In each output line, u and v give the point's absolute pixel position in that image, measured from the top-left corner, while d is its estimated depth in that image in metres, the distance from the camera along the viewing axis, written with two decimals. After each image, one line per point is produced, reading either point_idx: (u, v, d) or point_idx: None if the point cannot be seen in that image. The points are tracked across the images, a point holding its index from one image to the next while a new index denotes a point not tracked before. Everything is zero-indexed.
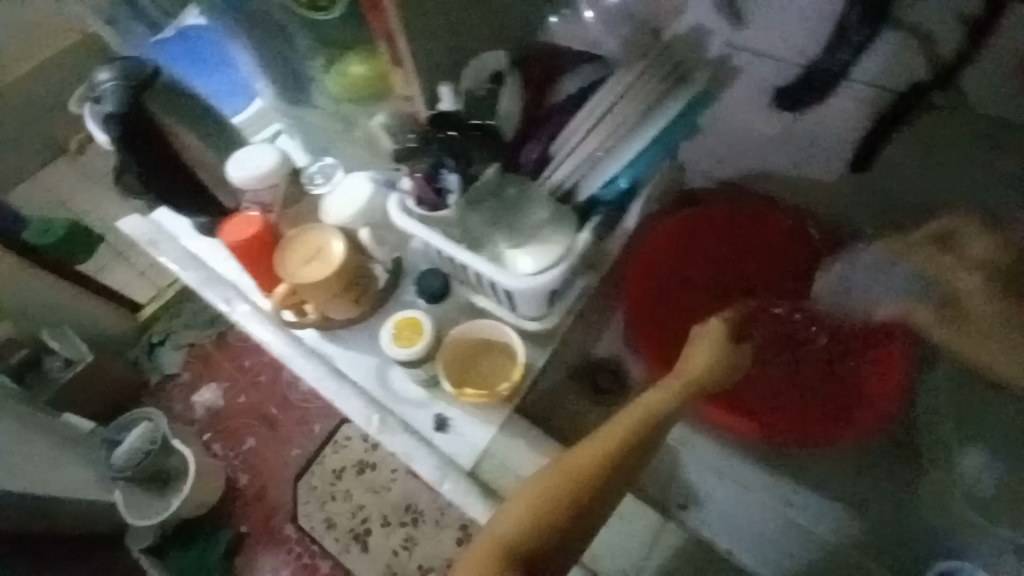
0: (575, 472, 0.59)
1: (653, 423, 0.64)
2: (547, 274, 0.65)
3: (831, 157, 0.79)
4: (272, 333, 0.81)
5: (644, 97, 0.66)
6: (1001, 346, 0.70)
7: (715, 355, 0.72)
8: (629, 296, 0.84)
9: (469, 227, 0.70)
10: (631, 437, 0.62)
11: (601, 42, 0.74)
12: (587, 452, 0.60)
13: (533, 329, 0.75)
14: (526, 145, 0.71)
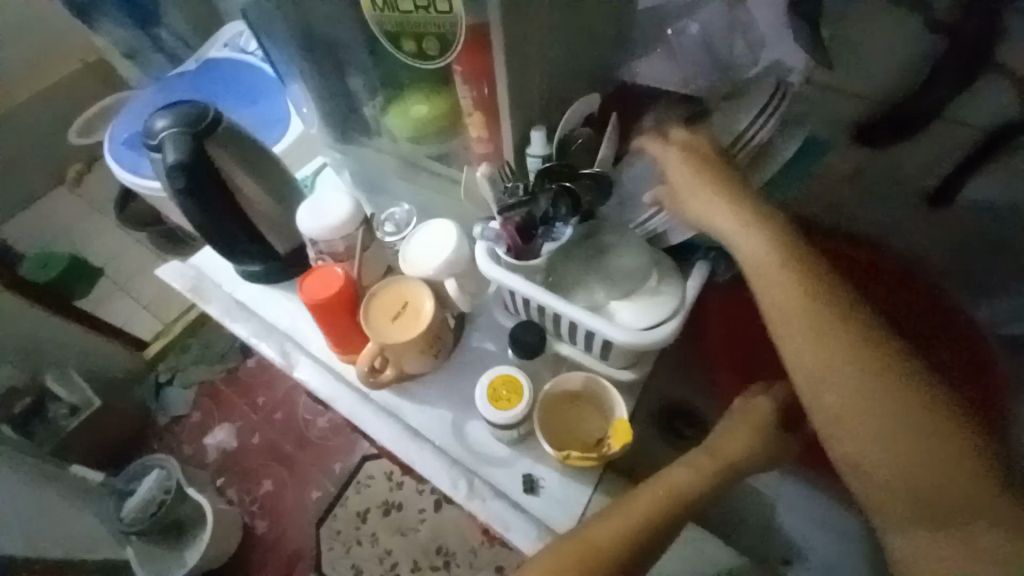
0: (591, 550, 0.60)
1: (677, 508, 0.63)
2: (655, 334, 0.61)
3: (909, 193, 0.78)
4: (341, 389, 0.78)
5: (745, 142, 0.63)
6: (713, 192, 0.61)
7: (749, 440, 0.68)
8: (711, 336, 0.80)
9: (563, 278, 0.67)
10: (651, 522, 0.62)
11: (688, 79, 0.70)
12: (606, 532, 0.61)
13: (627, 379, 0.71)
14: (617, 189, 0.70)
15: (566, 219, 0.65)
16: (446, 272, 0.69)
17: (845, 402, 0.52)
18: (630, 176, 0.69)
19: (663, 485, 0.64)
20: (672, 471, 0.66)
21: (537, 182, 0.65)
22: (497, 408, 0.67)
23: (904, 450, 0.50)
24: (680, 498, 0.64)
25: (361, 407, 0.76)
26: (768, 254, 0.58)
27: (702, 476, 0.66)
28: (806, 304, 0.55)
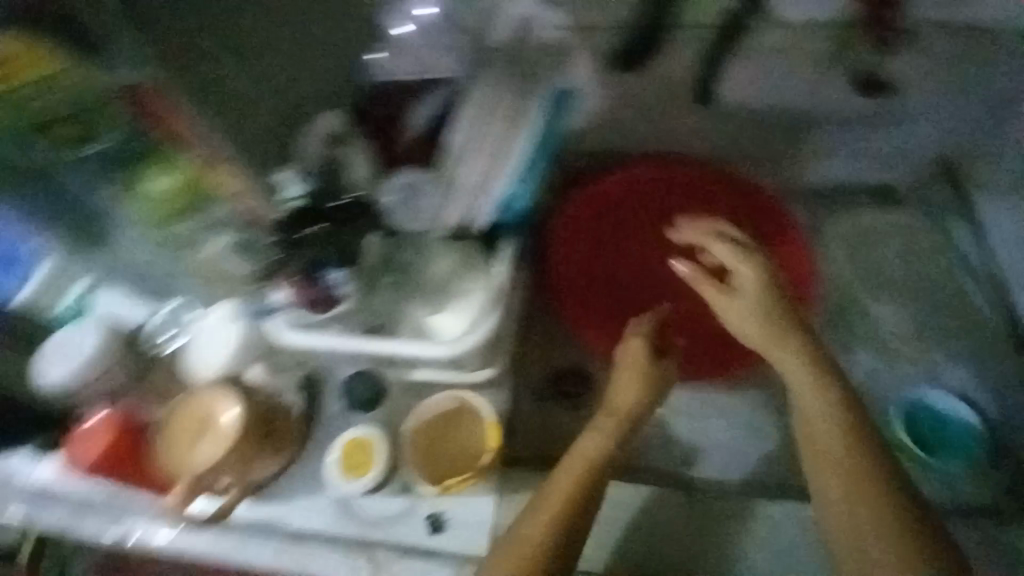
0: (525, 549, 0.60)
1: (593, 476, 0.64)
2: (470, 334, 0.58)
3: (676, 101, 0.83)
4: (192, 534, 0.65)
5: (504, 113, 0.64)
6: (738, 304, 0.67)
7: (638, 388, 0.70)
8: (560, 295, 0.85)
9: (376, 309, 0.61)
10: (571, 500, 0.63)
11: (434, 62, 0.70)
12: (533, 526, 0.61)
13: (487, 378, 0.68)
14: (391, 185, 0.63)
15: (332, 259, 0.57)
16: (250, 357, 0.64)
17: (827, 488, 0.62)
18: (396, 179, 0.63)
19: (576, 462, 0.65)
20: (582, 443, 0.67)
21: (276, 238, 0.57)
22: (354, 475, 0.65)
23: (857, 494, 0.60)
24: (590, 464, 0.65)
25: (221, 544, 0.65)
26: (805, 370, 0.65)
27: (607, 436, 0.67)
28: (828, 409, 0.64)
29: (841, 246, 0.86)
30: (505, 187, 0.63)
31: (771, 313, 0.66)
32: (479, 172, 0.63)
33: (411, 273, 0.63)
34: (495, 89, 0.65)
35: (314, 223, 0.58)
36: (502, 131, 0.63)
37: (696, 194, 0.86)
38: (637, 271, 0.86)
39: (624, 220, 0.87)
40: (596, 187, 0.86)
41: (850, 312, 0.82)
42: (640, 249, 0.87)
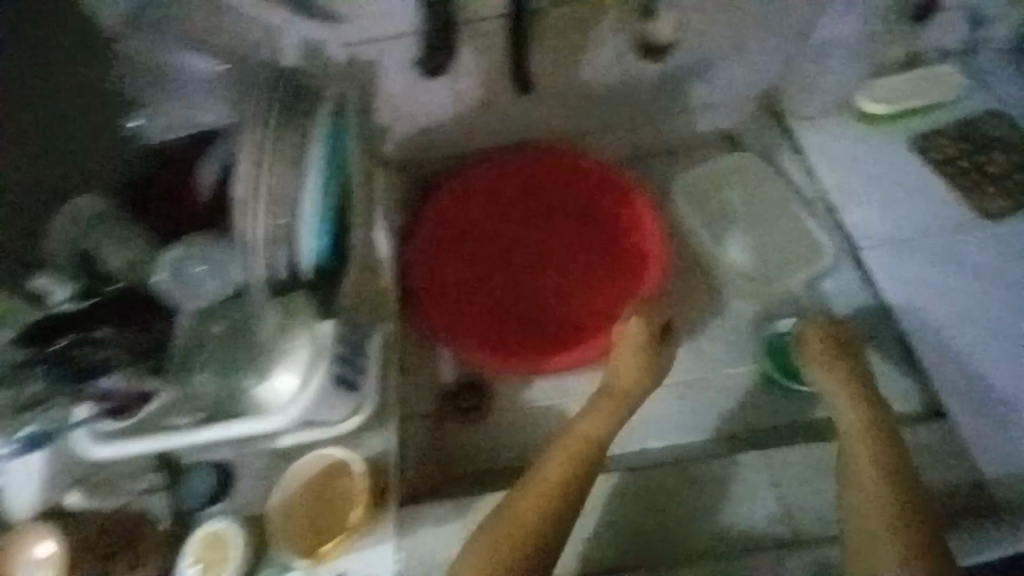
0: (513, 535, 0.57)
1: (588, 456, 0.63)
2: (289, 409, 0.55)
3: (497, 92, 0.82)
4: None
5: (285, 147, 0.57)
6: (833, 374, 0.70)
7: (631, 363, 0.70)
8: (433, 311, 0.83)
9: (197, 395, 0.58)
10: (566, 481, 0.61)
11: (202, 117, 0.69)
12: (526, 506, 0.59)
13: (354, 425, 0.66)
14: (175, 265, 0.61)
15: (103, 365, 0.54)
16: (67, 481, 0.63)
17: (852, 466, 0.62)
18: (170, 259, 0.62)
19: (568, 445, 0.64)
20: (580, 425, 0.66)
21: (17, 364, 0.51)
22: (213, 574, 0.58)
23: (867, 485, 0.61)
24: (588, 442, 0.64)
25: None
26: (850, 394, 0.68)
27: (612, 420, 0.67)
28: (862, 418, 0.65)
29: (687, 195, 0.89)
30: (306, 236, 0.56)
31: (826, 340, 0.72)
32: (268, 222, 0.55)
33: (238, 343, 0.59)
34: (258, 118, 0.57)
35: (66, 335, 0.53)
36: (283, 169, 0.56)
37: (545, 180, 0.89)
38: (509, 265, 0.87)
39: (486, 219, 0.88)
40: (446, 196, 0.87)
41: (706, 259, 0.86)
42: (506, 245, 0.88)
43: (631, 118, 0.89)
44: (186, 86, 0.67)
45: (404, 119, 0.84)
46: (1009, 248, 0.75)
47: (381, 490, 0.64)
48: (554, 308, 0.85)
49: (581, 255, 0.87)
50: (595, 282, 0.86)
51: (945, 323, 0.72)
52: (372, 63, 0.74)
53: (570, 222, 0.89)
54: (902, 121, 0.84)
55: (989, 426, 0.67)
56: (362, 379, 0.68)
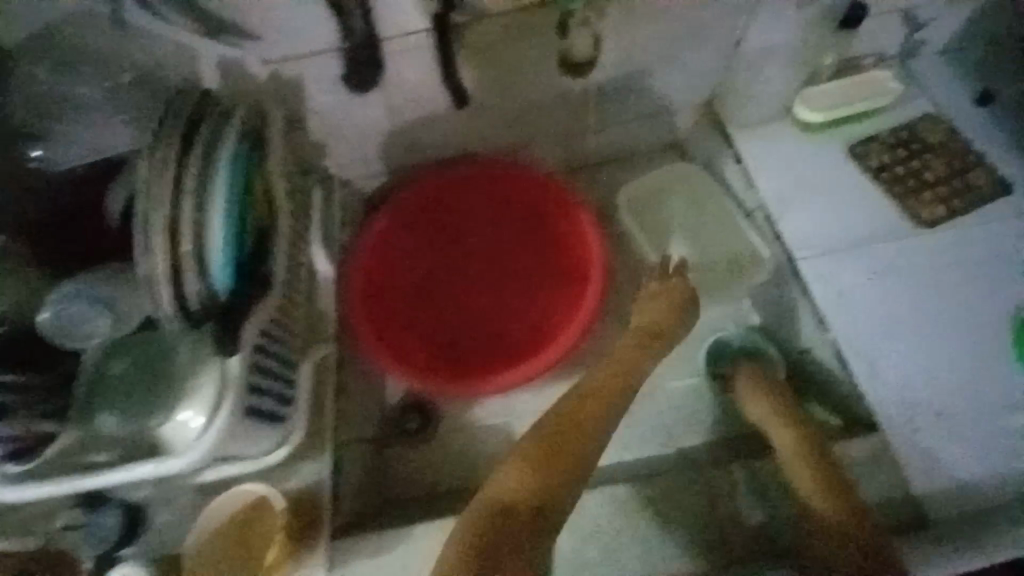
0: (557, 432, 0.56)
1: (630, 371, 0.66)
2: (196, 446, 0.53)
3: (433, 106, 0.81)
4: None
5: (181, 176, 0.54)
6: (761, 401, 0.71)
7: (661, 305, 0.75)
8: (375, 327, 0.82)
9: (105, 434, 0.56)
10: (603, 394, 0.61)
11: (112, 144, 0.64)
12: (569, 412, 0.59)
13: (282, 455, 0.65)
14: (63, 304, 0.55)
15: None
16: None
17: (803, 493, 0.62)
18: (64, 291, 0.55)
19: (609, 366, 0.66)
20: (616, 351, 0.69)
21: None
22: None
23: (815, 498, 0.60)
24: (625, 363, 0.67)
25: None
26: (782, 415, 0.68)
27: (641, 343, 0.70)
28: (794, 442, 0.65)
29: (628, 204, 0.90)
30: (214, 265, 0.55)
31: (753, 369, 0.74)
32: (171, 252, 0.53)
33: (151, 378, 0.58)
34: (159, 145, 0.55)
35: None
36: (185, 197, 0.54)
37: (487, 192, 0.90)
38: (452, 278, 0.88)
39: (430, 234, 0.89)
40: (389, 212, 0.88)
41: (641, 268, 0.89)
42: (450, 258, 0.89)
43: (570, 127, 0.89)
44: (95, 104, 0.64)
45: (341, 134, 0.83)
46: (941, 255, 0.76)
47: (312, 522, 0.64)
48: (499, 323, 0.85)
49: (523, 270, 0.88)
50: (539, 293, 0.86)
51: (877, 333, 0.73)
52: (299, 80, 0.72)
53: (513, 234, 0.90)
54: (839, 126, 0.84)
55: (914, 436, 0.67)
56: (291, 407, 0.67)
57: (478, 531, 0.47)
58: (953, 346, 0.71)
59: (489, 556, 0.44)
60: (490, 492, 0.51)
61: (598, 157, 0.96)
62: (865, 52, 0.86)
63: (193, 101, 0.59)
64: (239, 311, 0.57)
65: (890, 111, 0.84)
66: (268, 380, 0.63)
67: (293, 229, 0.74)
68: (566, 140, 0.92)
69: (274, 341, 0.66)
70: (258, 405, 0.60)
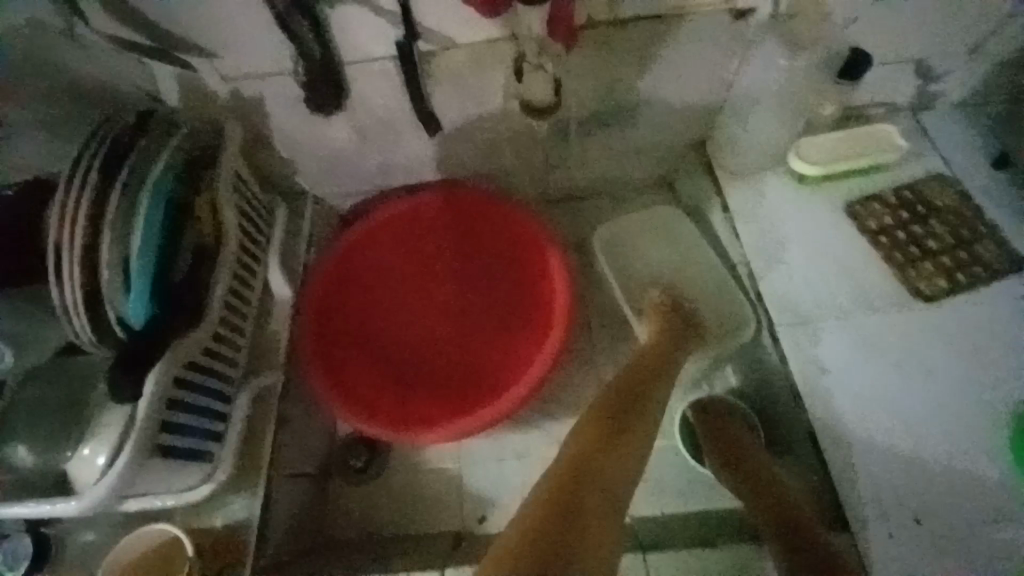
0: (612, 411, 0.60)
1: (659, 366, 0.68)
2: (93, 491, 0.50)
3: (404, 133, 0.78)
4: None
5: (109, 203, 0.53)
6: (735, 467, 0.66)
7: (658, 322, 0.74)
8: (328, 363, 0.79)
9: (17, 464, 0.53)
10: (649, 380, 0.65)
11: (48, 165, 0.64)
12: (617, 393, 0.63)
13: (202, 493, 0.62)
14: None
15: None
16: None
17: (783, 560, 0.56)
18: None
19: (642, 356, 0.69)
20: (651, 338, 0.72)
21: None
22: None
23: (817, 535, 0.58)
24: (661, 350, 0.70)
25: None
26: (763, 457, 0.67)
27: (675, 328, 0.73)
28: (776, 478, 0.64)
29: (607, 245, 0.85)
30: (127, 295, 0.54)
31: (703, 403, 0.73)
32: (88, 280, 0.52)
33: (69, 408, 0.55)
34: (86, 169, 0.53)
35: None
36: (104, 224, 0.52)
37: (458, 224, 0.87)
38: (418, 311, 0.87)
39: (396, 265, 0.88)
40: (356, 239, 0.85)
41: (614, 315, 0.85)
42: (418, 291, 0.88)
43: (550, 159, 0.85)
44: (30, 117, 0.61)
45: (309, 155, 0.80)
46: (942, 333, 0.69)
47: (231, 562, 0.63)
48: (455, 375, 0.82)
49: (490, 322, 0.85)
50: (503, 332, 0.84)
51: (858, 414, 0.66)
52: (260, 100, 0.70)
53: (483, 268, 0.88)
54: (837, 181, 0.78)
55: (890, 541, 0.60)
56: (220, 442, 0.64)
57: (558, 498, 0.50)
58: (944, 439, 0.64)
59: (565, 530, 0.47)
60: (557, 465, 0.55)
61: (582, 191, 0.92)
62: (874, 101, 0.79)
63: (134, 122, 0.58)
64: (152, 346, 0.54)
65: (893, 168, 0.78)
66: (194, 416, 0.60)
67: (245, 249, 0.72)
68: (547, 173, 0.88)
69: (205, 373, 0.62)
70: (175, 443, 0.57)
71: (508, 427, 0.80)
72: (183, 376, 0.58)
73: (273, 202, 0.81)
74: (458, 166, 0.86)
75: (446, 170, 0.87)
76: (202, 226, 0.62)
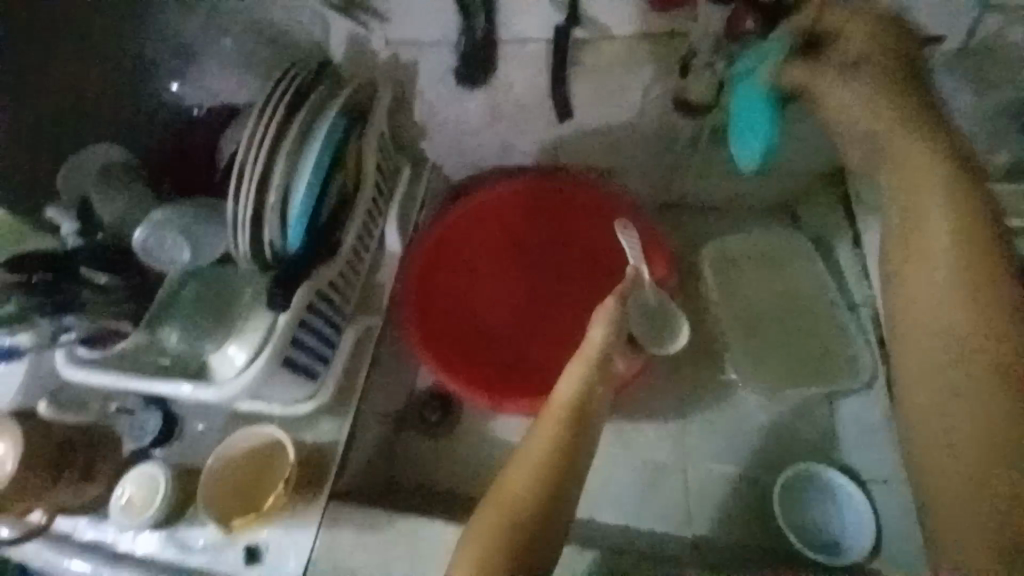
0: (507, 514, 0.53)
1: (583, 414, 0.60)
2: (233, 383, 0.57)
3: (537, 115, 0.80)
4: (53, 547, 0.72)
5: (287, 135, 0.59)
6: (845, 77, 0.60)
7: (604, 330, 0.64)
8: (418, 322, 0.81)
9: (166, 347, 0.59)
10: (551, 459, 0.55)
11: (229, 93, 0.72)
12: (512, 484, 0.54)
13: (307, 410, 0.69)
14: (153, 242, 0.59)
15: (73, 303, 0.55)
16: (38, 392, 0.69)
17: (954, 193, 0.54)
18: (152, 218, 0.59)
19: (550, 410, 0.60)
20: (559, 387, 0.62)
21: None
22: (143, 508, 0.66)
23: (936, 414, 0.51)
24: (567, 405, 0.60)
25: (58, 553, 0.72)
26: (922, 144, 0.57)
27: (586, 369, 0.62)
28: (951, 242, 0.53)
29: (717, 258, 0.83)
30: (287, 223, 0.60)
31: (934, 129, 0.57)
32: (257, 203, 0.58)
33: (216, 308, 0.61)
34: (273, 104, 0.60)
35: (44, 271, 0.54)
36: (279, 157, 0.59)
37: (562, 212, 0.89)
38: (506, 291, 0.89)
39: (494, 242, 0.90)
40: (463, 210, 0.87)
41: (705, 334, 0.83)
42: (509, 271, 0.90)
43: (672, 162, 0.84)
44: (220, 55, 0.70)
45: (442, 123, 0.84)
46: None
47: (320, 475, 0.69)
48: (534, 356, 0.84)
49: (571, 312, 0.87)
50: (583, 324, 0.86)
51: None
52: (415, 66, 0.74)
53: (575, 259, 0.90)
54: None
55: None
56: (325, 367, 0.70)
57: None
58: None
59: None
60: None
61: (695, 202, 0.90)
62: None
63: (312, 68, 0.64)
64: (296, 273, 0.60)
65: None
66: (313, 338, 0.66)
67: (373, 203, 0.78)
68: (663, 175, 0.87)
69: (327, 303, 0.68)
70: (297, 358, 0.64)
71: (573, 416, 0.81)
72: (313, 302, 0.65)
73: (402, 161, 0.86)
74: (577, 157, 0.87)
75: (566, 158, 0.88)
76: (349, 173, 0.68)
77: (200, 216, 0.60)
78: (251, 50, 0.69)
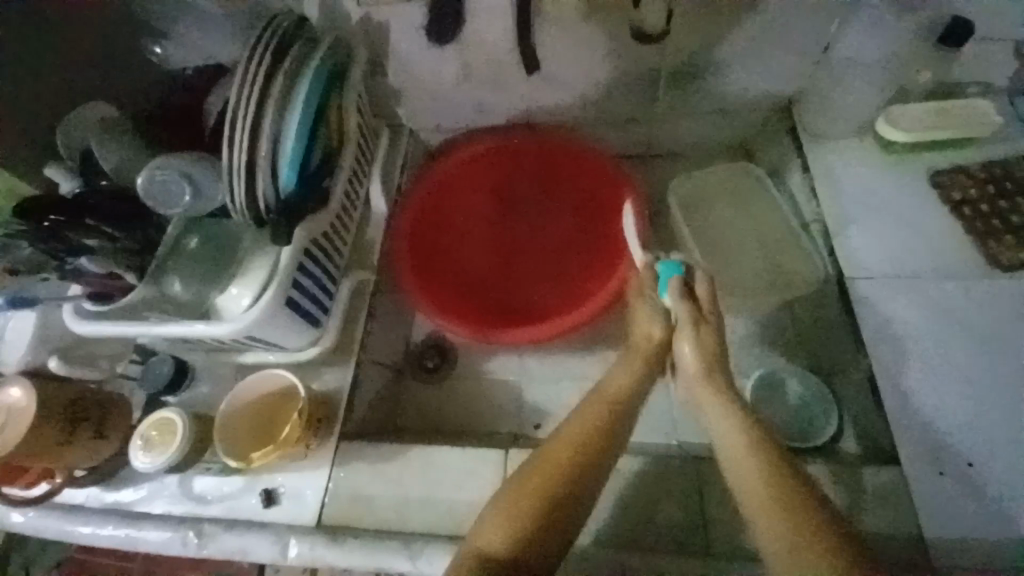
0: (542, 483, 0.58)
1: (626, 410, 0.64)
2: (242, 317, 0.60)
3: (507, 71, 0.84)
4: (55, 516, 0.71)
5: (273, 84, 0.61)
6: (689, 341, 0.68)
7: (661, 324, 0.69)
8: (408, 276, 0.85)
9: (172, 295, 0.62)
10: (593, 446, 0.60)
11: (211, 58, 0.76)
12: (558, 453, 0.60)
13: (313, 355, 0.73)
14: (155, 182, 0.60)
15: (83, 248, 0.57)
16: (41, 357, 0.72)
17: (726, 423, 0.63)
18: (153, 164, 0.60)
19: (603, 394, 0.65)
20: (614, 376, 0.67)
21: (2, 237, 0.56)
22: (161, 449, 0.68)
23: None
24: (618, 397, 0.65)
25: (67, 522, 0.71)
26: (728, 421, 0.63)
27: (637, 365, 0.68)
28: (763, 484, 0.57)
29: (682, 197, 0.92)
30: (281, 167, 0.62)
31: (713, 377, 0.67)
32: (251, 150, 0.60)
33: (218, 256, 0.64)
34: (256, 55, 0.62)
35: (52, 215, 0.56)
36: (269, 107, 0.61)
37: (536, 164, 0.94)
38: (487, 242, 0.94)
39: (474, 198, 0.94)
40: (444, 170, 0.92)
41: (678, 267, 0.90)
42: (491, 224, 0.95)
43: (636, 110, 0.90)
44: (197, 21, 0.73)
45: (417, 84, 0.87)
46: (1007, 304, 0.70)
47: (329, 416, 0.73)
48: (516, 300, 0.89)
49: (547, 257, 0.93)
50: (561, 266, 0.91)
51: (921, 367, 0.69)
52: (387, 26, 0.78)
53: (551, 209, 0.95)
54: (919, 152, 0.80)
55: (918, 486, 0.63)
56: (326, 316, 0.74)
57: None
58: (1001, 398, 0.66)
59: None
60: (473, 542, 0.56)
61: (659, 149, 0.98)
62: (967, 78, 0.80)
63: (289, 22, 0.66)
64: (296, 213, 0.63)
65: (977, 145, 0.79)
66: (312, 284, 0.70)
67: (357, 163, 0.81)
68: (629, 124, 0.93)
69: (322, 252, 0.72)
70: (300, 301, 0.67)
71: (561, 349, 0.87)
72: (309, 248, 0.68)
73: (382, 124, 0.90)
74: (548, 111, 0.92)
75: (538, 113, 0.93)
76: (332, 126, 0.71)
77: (201, 162, 0.62)
78: (225, 13, 0.72)
